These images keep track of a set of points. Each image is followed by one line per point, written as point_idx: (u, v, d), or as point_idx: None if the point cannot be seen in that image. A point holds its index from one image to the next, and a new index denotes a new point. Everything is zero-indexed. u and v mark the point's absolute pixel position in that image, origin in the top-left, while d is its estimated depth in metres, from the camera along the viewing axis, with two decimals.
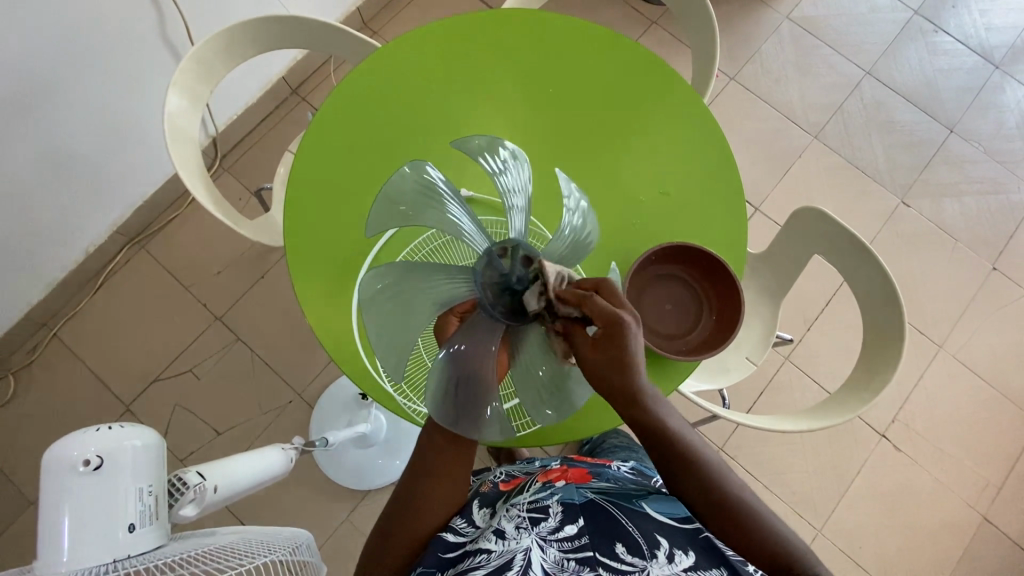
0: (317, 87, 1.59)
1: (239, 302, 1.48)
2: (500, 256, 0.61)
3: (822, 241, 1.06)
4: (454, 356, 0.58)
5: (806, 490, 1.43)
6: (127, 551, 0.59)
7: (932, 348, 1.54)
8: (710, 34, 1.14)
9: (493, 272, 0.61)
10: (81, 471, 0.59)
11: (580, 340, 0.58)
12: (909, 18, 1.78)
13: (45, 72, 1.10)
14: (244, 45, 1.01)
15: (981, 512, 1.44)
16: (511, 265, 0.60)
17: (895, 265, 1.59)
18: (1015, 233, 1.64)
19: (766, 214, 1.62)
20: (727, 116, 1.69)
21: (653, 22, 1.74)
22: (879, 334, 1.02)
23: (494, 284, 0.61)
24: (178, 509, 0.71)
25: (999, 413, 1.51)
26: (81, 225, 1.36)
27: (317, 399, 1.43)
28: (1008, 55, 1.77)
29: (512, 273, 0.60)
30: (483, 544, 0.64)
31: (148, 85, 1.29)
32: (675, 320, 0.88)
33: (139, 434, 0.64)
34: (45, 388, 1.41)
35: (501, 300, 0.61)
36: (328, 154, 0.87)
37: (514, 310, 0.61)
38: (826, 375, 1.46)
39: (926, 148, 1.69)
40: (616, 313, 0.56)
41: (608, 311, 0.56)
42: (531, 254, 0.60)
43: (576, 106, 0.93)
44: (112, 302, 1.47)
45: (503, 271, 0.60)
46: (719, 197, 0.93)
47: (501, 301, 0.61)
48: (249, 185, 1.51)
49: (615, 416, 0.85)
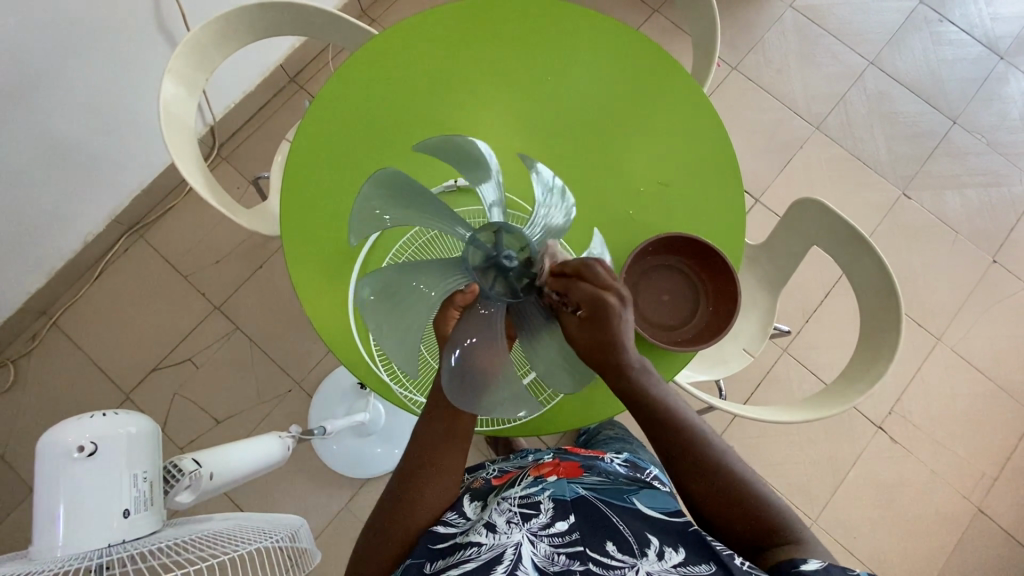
0: (316, 75, 1.58)
1: (239, 290, 1.48)
2: (499, 238, 0.61)
3: (821, 232, 1.05)
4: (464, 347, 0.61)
5: (801, 481, 1.44)
6: (121, 536, 0.59)
7: (931, 340, 1.54)
8: (710, 23, 1.13)
9: (488, 246, 0.62)
10: (76, 457, 0.60)
11: (568, 320, 0.62)
12: (914, 8, 1.76)
13: (41, 60, 1.09)
14: (240, 32, 1.01)
15: (976, 503, 1.45)
16: (505, 246, 0.61)
17: (894, 257, 1.59)
18: (1015, 225, 1.63)
19: (766, 205, 1.61)
20: (729, 106, 1.68)
21: (654, 11, 1.72)
22: (877, 325, 1.01)
23: (482, 257, 0.62)
24: (172, 496, 0.72)
25: (997, 406, 1.51)
26: (81, 214, 1.36)
27: (316, 388, 1.43)
28: (1013, 46, 1.76)
29: (505, 254, 0.61)
30: (474, 536, 0.65)
31: (146, 73, 1.28)
32: (673, 311, 0.88)
33: (134, 421, 0.64)
34: (45, 376, 1.41)
35: (484, 272, 0.62)
36: (325, 144, 0.86)
37: (491, 285, 0.61)
38: (824, 366, 1.46)
39: (928, 139, 1.68)
40: (600, 295, 0.61)
41: (592, 294, 0.60)
42: (536, 260, 0.62)
43: (575, 94, 0.92)
44: (111, 291, 1.47)
45: (494, 252, 0.61)
46: (719, 187, 0.92)
47: (484, 273, 0.62)
48: (248, 174, 1.51)
49: (610, 409, 0.85)
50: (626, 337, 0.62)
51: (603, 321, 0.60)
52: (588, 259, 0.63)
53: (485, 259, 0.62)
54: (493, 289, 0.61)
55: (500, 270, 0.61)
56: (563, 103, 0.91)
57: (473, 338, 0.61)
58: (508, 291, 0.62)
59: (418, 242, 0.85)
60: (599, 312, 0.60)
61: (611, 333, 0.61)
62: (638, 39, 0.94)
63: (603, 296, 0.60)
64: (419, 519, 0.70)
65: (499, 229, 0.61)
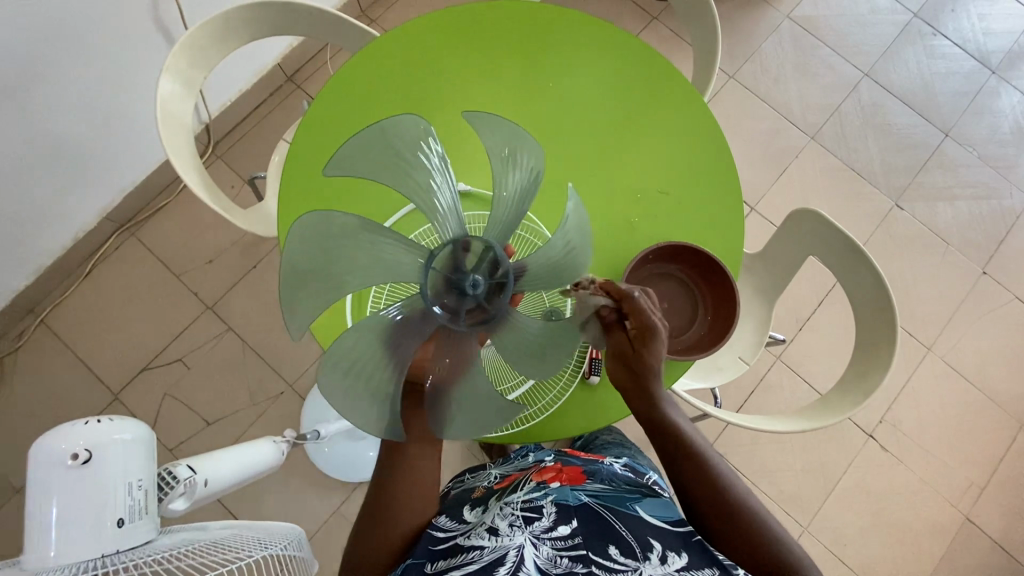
0: (313, 75, 1.57)
1: (231, 291, 1.47)
2: (481, 258, 0.59)
3: (818, 242, 1.06)
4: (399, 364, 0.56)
5: (793, 488, 1.45)
6: (115, 546, 0.58)
7: (922, 350, 1.55)
8: (710, 33, 1.13)
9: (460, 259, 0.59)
10: (69, 465, 0.59)
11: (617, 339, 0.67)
12: (909, 21, 1.78)
13: (33, 57, 1.07)
14: (240, 30, 1.00)
15: (964, 511, 1.46)
16: (473, 270, 0.59)
17: (886, 266, 1.60)
18: (1005, 238, 1.66)
19: (762, 213, 1.62)
20: (726, 116, 1.68)
21: (653, 18, 1.73)
22: (872, 335, 1.02)
23: (446, 271, 0.58)
24: (167, 503, 0.70)
25: (985, 416, 1.53)
26: (71, 210, 1.34)
27: (309, 390, 1.42)
28: (1005, 61, 1.78)
29: (471, 274, 0.59)
30: (477, 540, 0.65)
31: (141, 69, 1.27)
32: (670, 320, 0.88)
33: (128, 428, 0.63)
34: (32, 375, 1.39)
35: (450, 262, 0.58)
36: (322, 142, 0.85)
37: (435, 269, 0.58)
38: (816, 375, 1.47)
39: (921, 151, 1.70)
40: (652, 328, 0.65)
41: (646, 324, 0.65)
42: (503, 291, 0.59)
43: (577, 99, 0.92)
44: (100, 289, 1.45)
45: (467, 265, 0.59)
46: (717, 198, 0.92)
47: (447, 265, 0.58)
48: (242, 173, 1.49)
49: (604, 418, 0.85)
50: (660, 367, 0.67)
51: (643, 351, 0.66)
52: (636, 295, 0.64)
53: (458, 261, 0.59)
54: (430, 276, 0.57)
55: (458, 289, 0.58)
56: (561, 108, 0.91)
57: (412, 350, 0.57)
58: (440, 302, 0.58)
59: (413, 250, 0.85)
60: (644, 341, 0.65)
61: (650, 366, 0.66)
62: (640, 45, 0.94)
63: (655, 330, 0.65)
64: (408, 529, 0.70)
65: (504, 279, 0.60)
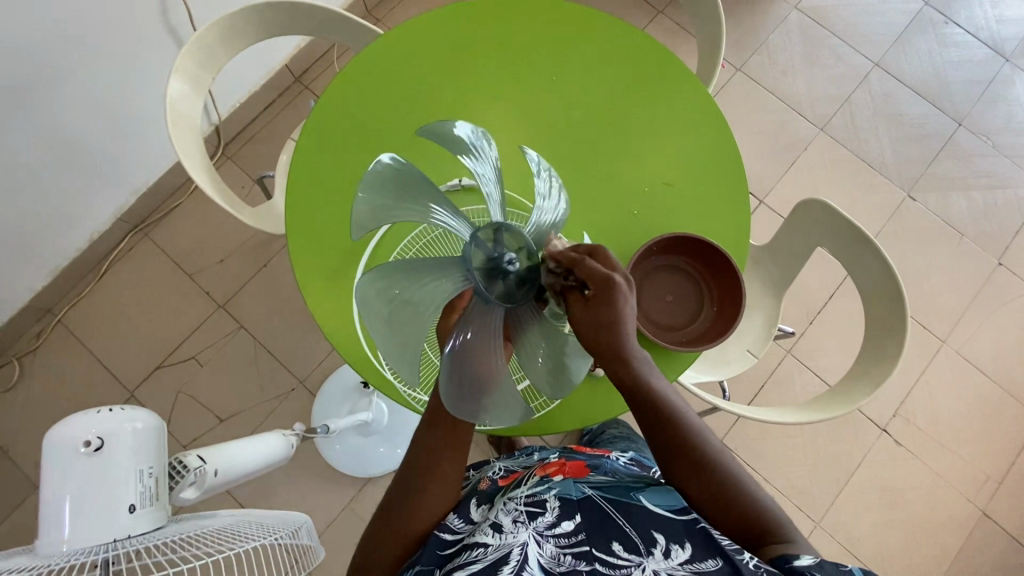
0: (321, 75, 1.59)
1: (242, 290, 1.49)
2: (501, 237, 0.58)
3: (825, 233, 1.05)
4: (456, 352, 0.57)
5: (805, 483, 1.44)
6: (127, 532, 0.60)
7: (935, 343, 1.53)
8: (714, 24, 1.13)
9: (490, 245, 0.58)
10: (82, 452, 0.60)
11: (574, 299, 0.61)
12: (919, 9, 1.76)
13: (42, 61, 1.09)
14: (247, 31, 1.01)
15: (981, 506, 1.44)
16: (506, 247, 0.58)
17: (898, 259, 1.58)
18: (1020, 228, 1.63)
19: (770, 206, 1.61)
20: (733, 109, 1.67)
21: (659, 11, 1.72)
22: (882, 324, 1.01)
23: (484, 255, 0.58)
24: (177, 491, 0.72)
25: (1001, 409, 1.50)
26: (86, 211, 1.37)
27: (320, 387, 1.44)
28: (1019, 48, 1.75)
29: (508, 254, 0.58)
30: (480, 537, 0.65)
31: (151, 71, 1.28)
32: (675, 312, 0.88)
33: (139, 416, 0.65)
34: (49, 374, 1.42)
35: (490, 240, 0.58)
36: (328, 142, 0.86)
37: (479, 246, 0.58)
38: (827, 368, 1.46)
39: (934, 141, 1.68)
40: (608, 273, 0.59)
41: (600, 272, 0.59)
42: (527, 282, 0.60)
43: (581, 92, 0.92)
44: (115, 289, 1.47)
45: (506, 246, 0.59)
46: (719, 188, 0.92)
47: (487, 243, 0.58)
48: (252, 173, 1.51)
49: (613, 409, 0.85)
50: (630, 322, 0.61)
51: (608, 299, 0.59)
52: (601, 244, 0.63)
53: (497, 244, 0.58)
54: (474, 251, 0.57)
55: (496, 271, 0.58)
56: (564, 103, 0.91)
57: (469, 335, 0.58)
58: (490, 289, 0.58)
59: (419, 244, 0.85)
60: (604, 291, 0.59)
61: (617, 315, 0.59)
62: (641, 37, 0.94)
63: (611, 274, 0.59)
64: (414, 527, 0.70)
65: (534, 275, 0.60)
